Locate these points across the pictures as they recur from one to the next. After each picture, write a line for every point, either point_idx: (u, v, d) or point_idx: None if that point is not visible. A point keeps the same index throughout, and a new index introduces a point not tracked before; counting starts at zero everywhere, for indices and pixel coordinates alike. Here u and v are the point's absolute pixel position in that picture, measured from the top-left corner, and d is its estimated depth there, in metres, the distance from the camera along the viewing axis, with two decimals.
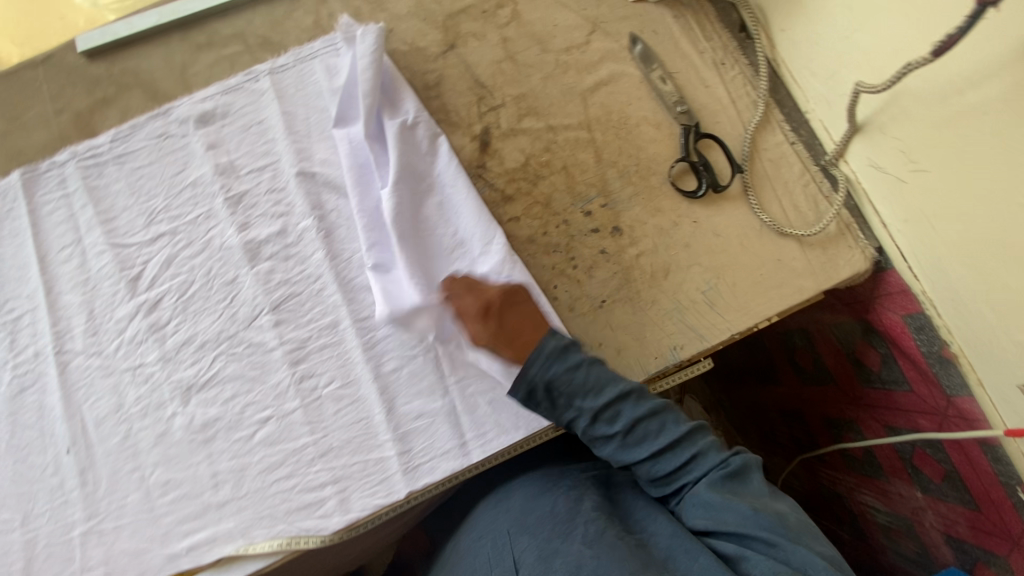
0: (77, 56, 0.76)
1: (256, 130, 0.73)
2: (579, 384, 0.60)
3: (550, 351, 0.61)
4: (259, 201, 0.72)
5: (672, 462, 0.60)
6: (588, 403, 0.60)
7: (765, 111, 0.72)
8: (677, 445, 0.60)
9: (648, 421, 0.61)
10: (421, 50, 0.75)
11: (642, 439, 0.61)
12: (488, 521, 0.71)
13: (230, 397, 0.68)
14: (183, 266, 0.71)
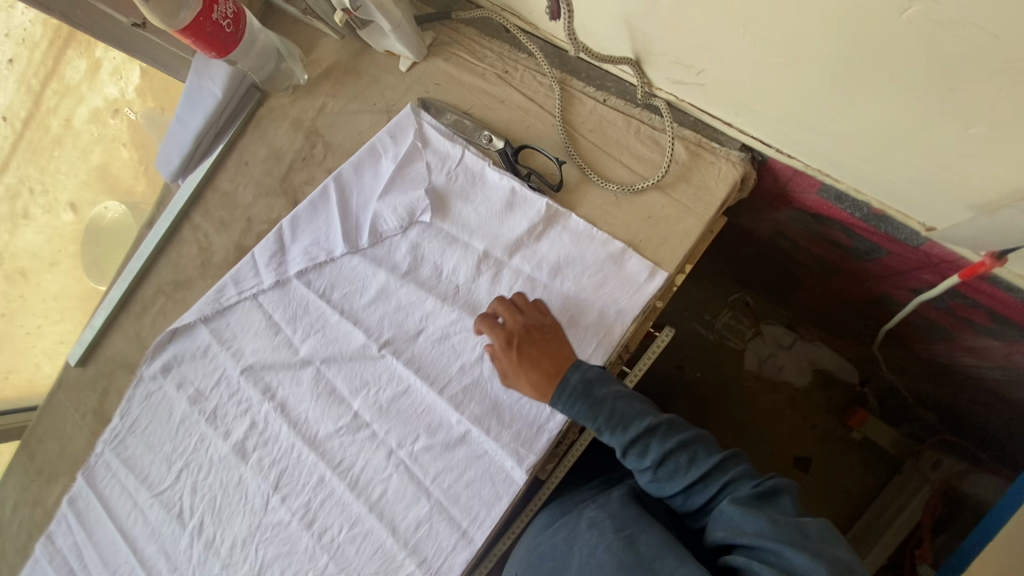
0: (74, 369, 0.94)
1: (201, 355, 0.86)
2: (608, 424, 0.61)
3: (565, 410, 0.62)
4: (228, 408, 0.84)
5: (700, 495, 0.57)
6: (615, 440, 0.61)
7: (563, 88, 0.70)
8: (710, 474, 0.57)
9: (674, 453, 0.59)
10: (277, 220, 0.84)
11: (673, 473, 0.59)
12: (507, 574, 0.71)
13: (280, 574, 0.78)
14: (205, 486, 0.84)
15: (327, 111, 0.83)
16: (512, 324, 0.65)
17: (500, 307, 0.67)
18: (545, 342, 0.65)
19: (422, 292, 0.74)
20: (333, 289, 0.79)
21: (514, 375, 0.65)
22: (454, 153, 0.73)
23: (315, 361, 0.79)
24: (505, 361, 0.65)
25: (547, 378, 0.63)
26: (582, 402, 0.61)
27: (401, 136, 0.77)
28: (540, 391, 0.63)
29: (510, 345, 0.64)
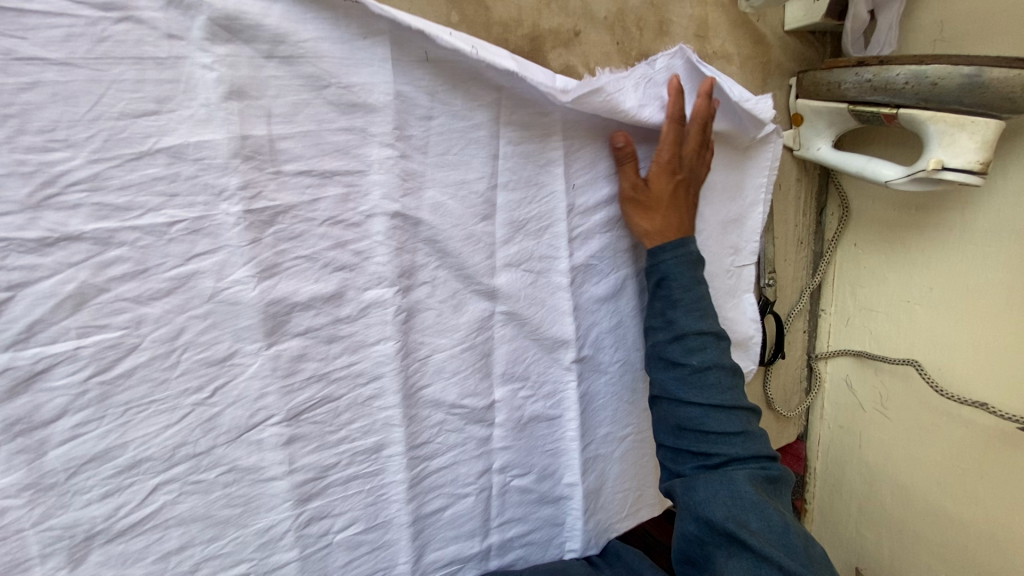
0: None
1: (334, 98, 0.40)
2: (689, 303, 0.54)
3: (662, 266, 0.54)
4: (308, 232, 0.40)
5: (719, 423, 0.52)
6: (684, 320, 0.53)
7: (805, 299, 0.79)
8: (736, 410, 0.53)
9: (720, 370, 0.53)
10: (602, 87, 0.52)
11: (709, 386, 0.53)
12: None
13: (176, 550, 0.40)
14: (117, 313, 0.35)
15: (729, 67, 0.61)
16: (690, 151, 0.53)
17: (700, 116, 0.52)
18: (694, 195, 0.54)
19: (638, 341, 0.62)
20: (581, 244, 0.55)
21: (648, 197, 0.53)
22: (747, 257, 0.69)
23: (498, 302, 0.51)
24: (652, 180, 0.53)
25: (671, 228, 0.53)
26: (685, 269, 0.54)
27: (748, 161, 0.64)
28: (653, 238, 0.53)
29: (670, 173, 0.53)
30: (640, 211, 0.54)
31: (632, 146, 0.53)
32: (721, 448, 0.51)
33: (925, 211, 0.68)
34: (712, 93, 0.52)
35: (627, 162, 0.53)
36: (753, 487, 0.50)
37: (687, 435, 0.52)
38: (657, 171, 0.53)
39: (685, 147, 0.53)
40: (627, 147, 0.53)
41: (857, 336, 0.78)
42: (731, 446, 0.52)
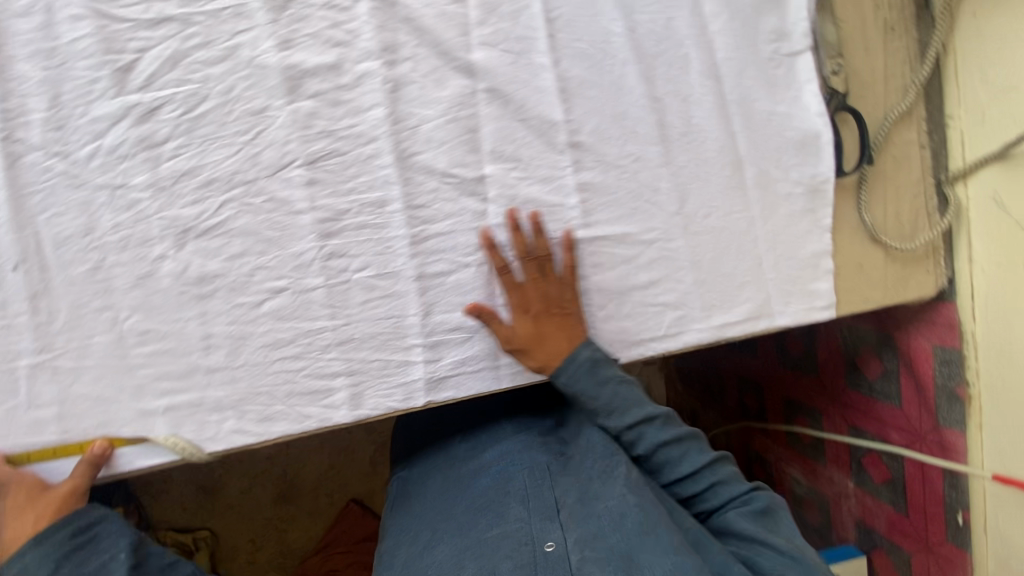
0: None
1: None
2: (605, 405, 0.60)
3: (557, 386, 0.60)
4: (311, 14, 0.55)
5: (682, 458, 0.61)
6: (615, 423, 0.61)
7: (913, 101, 0.64)
8: (703, 469, 0.61)
9: (663, 447, 0.61)
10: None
11: (665, 463, 0.61)
12: (491, 481, 0.68)
13: (238, 255, 0.57)
14: (194, 71, 0.54)
15: None
16: (532, 287, 0.59)
17: (524, 254, 0.59)
18: (557, 304, 0.59)
19: (652, 135, 0.60)
20: (564, 27, 0.58)
21: (525, 341, 0.59)
22: (797, 42, 0.61)
23: (478, 79, 0.57)
24: (517, 323, 0.59)
25: (547, 349, 0.59)
26: (582, 377, 0.59)
27: None
28: (544, 365, 0.59)
29: (527, 311, 0.59)
30: (526, 352, 0.59)
31: (487, 309, 0.60)
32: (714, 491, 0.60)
33: None
34: (536, 220, 0.59)
35: (518, 233, 0.59)
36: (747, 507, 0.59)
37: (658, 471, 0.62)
38: (523, 305, 0.59)
39: (524, 292, 0.59)
40: (483, 312, 0.59)
41: (1000, 131, 0.59)
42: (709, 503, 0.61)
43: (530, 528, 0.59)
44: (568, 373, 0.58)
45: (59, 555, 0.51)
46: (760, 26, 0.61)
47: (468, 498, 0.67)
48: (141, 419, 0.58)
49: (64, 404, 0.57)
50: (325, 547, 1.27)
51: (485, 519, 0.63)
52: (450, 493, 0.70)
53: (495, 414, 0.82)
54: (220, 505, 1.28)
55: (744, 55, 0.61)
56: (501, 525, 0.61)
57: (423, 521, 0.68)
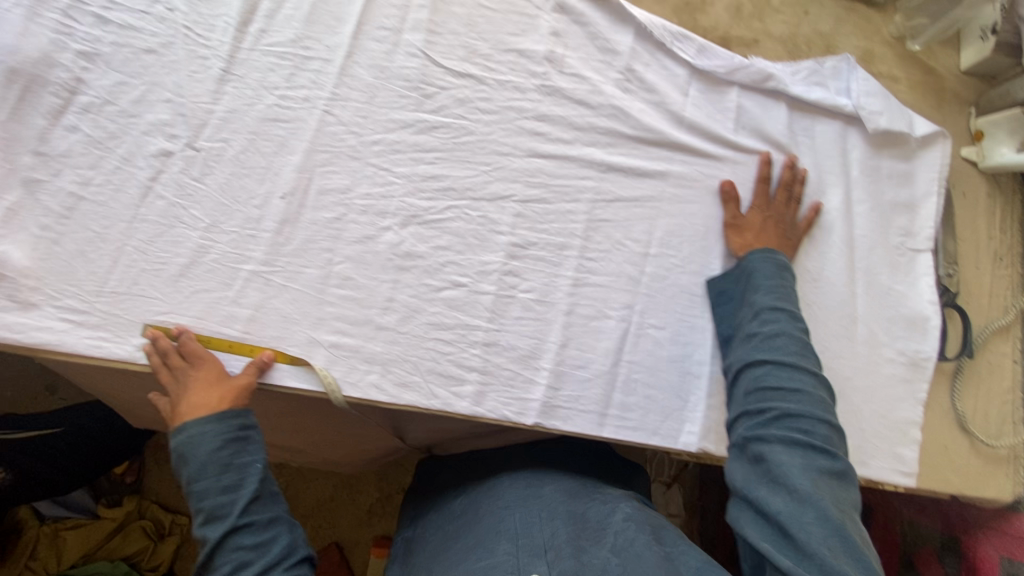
0: None
1: (599, 44, 0.75)
2: (763, 285, 0.68)
3: (739, 265, 0.70)
4: (566, 104, 0.73)
5: (788, 359, 0.63)
6: (762, 297, 0.67)
7: (1012, 321, 0.76)
8: (801, 374, 0.62)
9: (788, 338, 0.64)
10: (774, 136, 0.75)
11: (773, 348, 0.64)
12: (487, 524, 0.73)
13: (442, 247, 0.70)
14: (472, 113, 0.73)
15: (896, 85, 0.80)
16: (769, 203, 0.73)
17: (785, 183, 0.73)
18: (785, 230, 0.72)
19: (791, 269, 0.71)
20: (741, 172, 0.74)
21: (744, 224, 0.72)
22: (922, 242, 0.74)
23: (667, 185, 0.73)
24: (749, 213, 0.72)
25: (761, 239, 0.70)
26: (771, 269, 0.69)
27: (916, 158, 0.77)
28: (745, 245, 0.71)
29: (764, 207, 0.72)
30: (734, 233, 0.72)
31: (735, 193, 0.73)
32: (802, 406, 0.60)
33: None
34: (802, 176, 0.74)
35: (788, 168, 0.74)
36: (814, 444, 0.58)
37: (756, 362, 0.64)
38: (756, 203, 0.73)
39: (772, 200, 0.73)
40: (731, 191, 0.73)
41: None
42: (788, 402, 0.61)
43: (518, 561, 0.65)
44: (765, 257, 0.69)
45: (223, 438, 0.56)
46: (893, 221, 0.75)
47: (463, 541, 0.73)
48: (308, 345, 0.67)
49: (257, 310, 0.67)
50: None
51: (477, 553, 0.69)
52: (448, 541, 0.75)
53: (489, 456, 0.86)
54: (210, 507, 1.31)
55: (876, 237, 0.75)
56: (489, 559, 0.67)
57: (427, 566, 0.74)
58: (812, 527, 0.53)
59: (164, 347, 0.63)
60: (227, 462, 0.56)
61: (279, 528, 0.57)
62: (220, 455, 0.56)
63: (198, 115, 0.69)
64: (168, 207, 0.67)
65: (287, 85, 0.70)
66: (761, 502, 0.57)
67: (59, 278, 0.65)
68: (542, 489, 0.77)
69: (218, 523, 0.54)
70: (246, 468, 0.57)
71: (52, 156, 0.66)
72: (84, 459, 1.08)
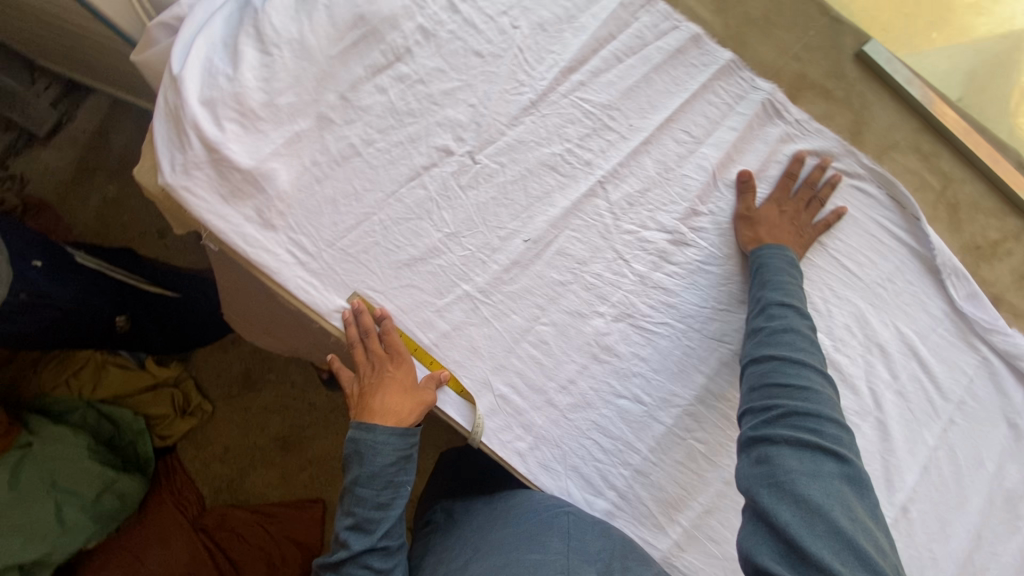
0: (847, 56, 0.80)
1: (874, 243, 0.73)
2: (775, 281, 0.65)
3: (754, 258, 0.68)
4: (818, 283, 0.71)
5: (796, 358, 0.59)
6: (769, 292, 0.65)
7: None
8: (806, 369, 0.58)
9: (794, 335, 0.61)
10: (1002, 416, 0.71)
11: (777, 343, 0.61)
12: (540, 508, 0.64)
13: (641, 358, 0.69)
14: (727, 248, 0.71)
15: None
16: (789, 201, 0.71)
17: (812, 184, 0.73)
18: (798, 227, 0.70)
19: (957, 558, 0.68)
20: (956, 432, 0.70)
21: (756, 216, 0.70)
22: None
23: (879, 411, 0.69)
24: (764, 206, 0.71)
25: (771, 233, 0.69)
26: (782, 264, 0.67)
27: None
28: (755, 239, 0.69)
29: (779, 201, 0.71)
30: (746, 225, 0.70)
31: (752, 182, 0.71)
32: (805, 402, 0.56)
33: None
34: (834, 181, 0.73)
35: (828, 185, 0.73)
36: (824, 452, 0.53)
37: (762, 362, 0.61)
38: (780, 206, 0.71)
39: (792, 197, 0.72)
40: (749, 180, 0.71)
41: None
42: (793, 404, 0.56)
43: (567, 562, 0.57)
44: (773, 249, 0.67)
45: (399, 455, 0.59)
46: None
47: (510, 523, 0.63)
48: (479, 386, 0.66)
49: (453, 331, 0.67)
50: (265, 520, 1.17)
51: (524, 542, 0.60)
52: (492, 522, 0.65)
53: None
54: (229, 402, 1.24)
55: None
56: (539, 555, 0.58)
57: (466, 541, 0.64)
58: (824, 544, 0.48)
59: (367, 326, 0.63)
60: (389, 479, 0.58)
61: (398, 556, 0.59)
62: (387, 470, 0.58)
63: (490, 131, 0.70)
64: (425, 199, 0.69)
65: (579, 142, 0.71)
66: (769, 508, 0.51)
67: (304, 214, 0.67)
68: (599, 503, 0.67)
69: (363, 535, 0.57)
70: (397, 490, 0.59)
71: (353, 104, 0.69)
72: (185, 327, 1.10)
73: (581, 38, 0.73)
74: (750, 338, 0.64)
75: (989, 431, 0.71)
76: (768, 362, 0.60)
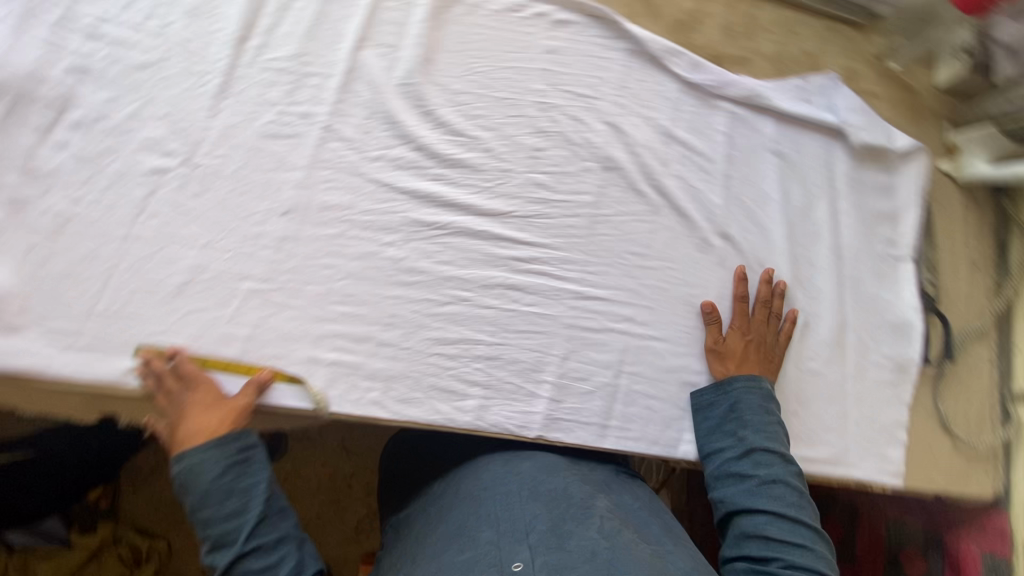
0: None
1: (595, 62, 0.76)
2: (757, 425, 0.67)
3: (733, 392, 0.69)
4: (563, 121, 0.75)
5: (783, 504, 0.62)
6: (755, 437, 0.66)
7: (986, 326, 0.80)
8: (800, 523, 0.61)
9: (785, 487, 0.63)
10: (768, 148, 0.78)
11: (771, 496, 0.63)
12: (466, 508, 0.67)
13: (445, 262, 0.70)
14: (470, 130, 0.73)
15: (877, 100, 0.83)
16: (754, 321, 0.72)
17: (761, 299, 0.73)
18: (767, 352, 0.72)
19: (784, 286, 0.75)
20: (737, 183, 0.76)
21: (724, 348, 0.71)
22: (903, 251, 0.78)
23: (664, 201, 0.75)
24: (729, 336, 0.72)
25: (742, 366, 0.70)
26: (757, 399, 0.69)
27: (899, 171, 0.80)
28: (733, 371, 0.71)
29: (744, 331, 0.72)
30: (716, 357, 0.72)
31: (717, 312, 0.72)
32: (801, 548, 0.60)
33: None
34: (784, 290, 0.74)
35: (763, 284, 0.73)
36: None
37: (752, 514, 0.62)
38: (736, 320, 0.72)
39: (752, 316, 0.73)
40: (713, 312, 0.72)
41: None
42: (792, 556, 0.59)
43: (499, 549, 0.59)
44: (749, 386, 0.69)
45: (225, 464, 0.59)
46: (875, 230, 0.78)
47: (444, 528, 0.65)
48: (310, 364, 0.66)
49: (258, 329, 0.66)
50: None
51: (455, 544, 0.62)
52: (430, 525, 0.68)
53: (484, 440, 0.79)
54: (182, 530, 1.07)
55: (865, 253, 0.78)
56: (472, 549, 0.60)
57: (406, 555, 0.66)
58: None
59: (159, 368, 0.62)
60: (230, 487, 0.58)
61: (287, 550, 0.59)
62: (220, 482, 0.58)
63: (194, 132, 0.67)
64: (164, 225, 0.66)
65: (287, 99, 0.69)
66: None
67: (47, 302, 0.62)
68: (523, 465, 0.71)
69: (228, 550, 0.56)
70: (249, 492, 0.59)
71: (40, 173, 0.64)
72: (72, 476, 0.94)
73: (238, 2, 0.70)
74: (732, 481, 0.65)
75: (760, 169, 0.77)
76: (763, 514, 0.62)
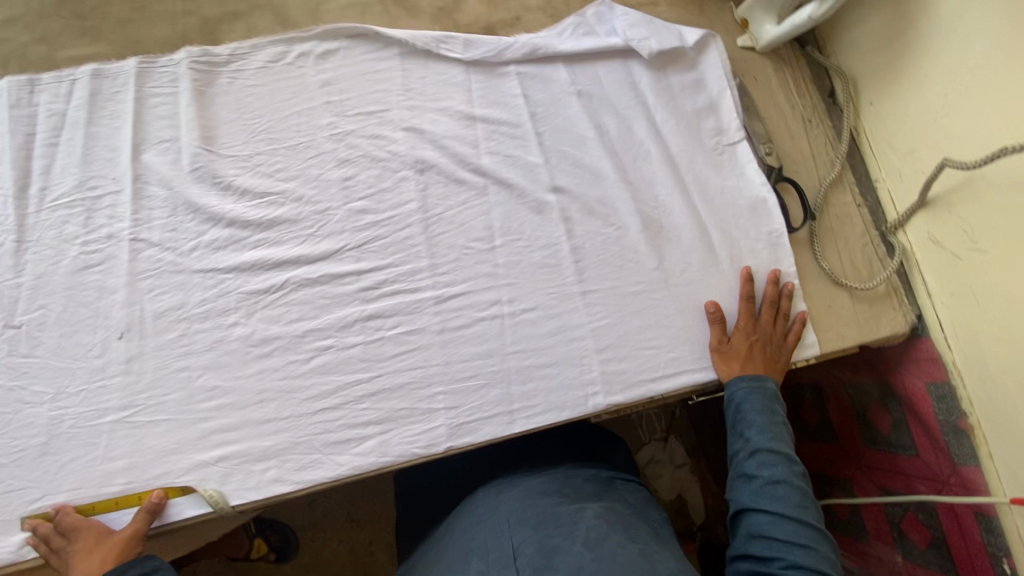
0: None
1: (373, 77, 0.76)
2: (761, 424, 0.64)
3: (738, 392, 0.67)
4: (361, 142, 0.74)
5: (786, 504, 0.58)
6: (758, 439, 0.63)
7: (839, 172, 0.80)
8: (803, 523, 0.56)
9: (790, 488, 0.59)
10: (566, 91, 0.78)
11: (773, 496, 0.59)
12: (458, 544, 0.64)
13: (296, 319, 0.70)
14: (275, 186, 0.72)
15: (657, 8, 0.84)
16: (762, 322, 0.71)
17: (768, 300, 0.72)
18: (773, 352, 0.70)
19: (631, 211, 0.75)
20: (550, 135, 0.77)
21: (732, 350, 0.70)
22: (734, 134, 0.78)
23: (488, 178, 0.75)
24: (734, 336, 0.70)
25: (746, 368, 0.68)
26: (757, 398, 0.66)
27: (701, 63, 0.81)
28: (729, 373, 0.69)
29: (750, 331, 0.70)
30: (722, 358, 0.70)
31: (722, 312, 0.71)
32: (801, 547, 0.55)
33: (904, 38, 0.74)
34: (792, 290, 0.73)
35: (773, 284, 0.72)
36: None
37: (755, 514, 0.59)
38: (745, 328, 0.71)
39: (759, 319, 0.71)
40: (717, 311, 0.71)
41: (918, 183, 0.75)
42: (793, 557, 0.54)
43: None
44: (753, 384, 0.67)
45: None
46: (698, 126, 0.79)
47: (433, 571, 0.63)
48: (196, 469, 0.65)
49: (133, 456, 0.65)
50: None
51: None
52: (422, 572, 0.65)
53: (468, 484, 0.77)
54: None
55: (699, 151, 0.78)
56: None
57: None
58: None
59: (45, 531, 0.61)
60: None
61: None
62: None
63: (7, 295, 0.67)
64: (7, 394, 0.65)
65: (87, 229, 0.69)
66: None
67: None
68: (508, 492, 0.69)
69: None
70: None
71: None
72: None
73: (7, 159, 0.70)
74: (740, 484, 0.62)
75: (567, 112, 0.78)
76: (765, 515, 0.58)
